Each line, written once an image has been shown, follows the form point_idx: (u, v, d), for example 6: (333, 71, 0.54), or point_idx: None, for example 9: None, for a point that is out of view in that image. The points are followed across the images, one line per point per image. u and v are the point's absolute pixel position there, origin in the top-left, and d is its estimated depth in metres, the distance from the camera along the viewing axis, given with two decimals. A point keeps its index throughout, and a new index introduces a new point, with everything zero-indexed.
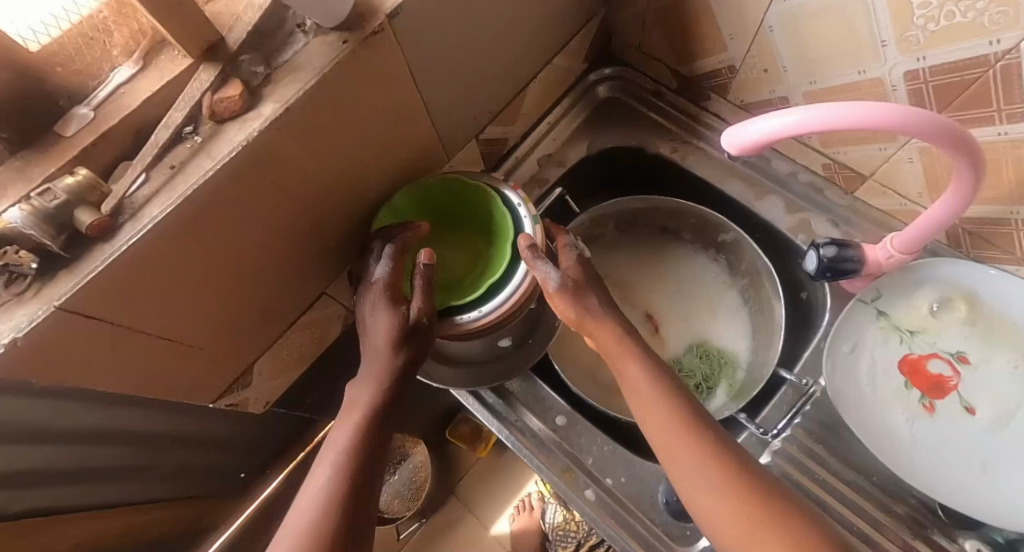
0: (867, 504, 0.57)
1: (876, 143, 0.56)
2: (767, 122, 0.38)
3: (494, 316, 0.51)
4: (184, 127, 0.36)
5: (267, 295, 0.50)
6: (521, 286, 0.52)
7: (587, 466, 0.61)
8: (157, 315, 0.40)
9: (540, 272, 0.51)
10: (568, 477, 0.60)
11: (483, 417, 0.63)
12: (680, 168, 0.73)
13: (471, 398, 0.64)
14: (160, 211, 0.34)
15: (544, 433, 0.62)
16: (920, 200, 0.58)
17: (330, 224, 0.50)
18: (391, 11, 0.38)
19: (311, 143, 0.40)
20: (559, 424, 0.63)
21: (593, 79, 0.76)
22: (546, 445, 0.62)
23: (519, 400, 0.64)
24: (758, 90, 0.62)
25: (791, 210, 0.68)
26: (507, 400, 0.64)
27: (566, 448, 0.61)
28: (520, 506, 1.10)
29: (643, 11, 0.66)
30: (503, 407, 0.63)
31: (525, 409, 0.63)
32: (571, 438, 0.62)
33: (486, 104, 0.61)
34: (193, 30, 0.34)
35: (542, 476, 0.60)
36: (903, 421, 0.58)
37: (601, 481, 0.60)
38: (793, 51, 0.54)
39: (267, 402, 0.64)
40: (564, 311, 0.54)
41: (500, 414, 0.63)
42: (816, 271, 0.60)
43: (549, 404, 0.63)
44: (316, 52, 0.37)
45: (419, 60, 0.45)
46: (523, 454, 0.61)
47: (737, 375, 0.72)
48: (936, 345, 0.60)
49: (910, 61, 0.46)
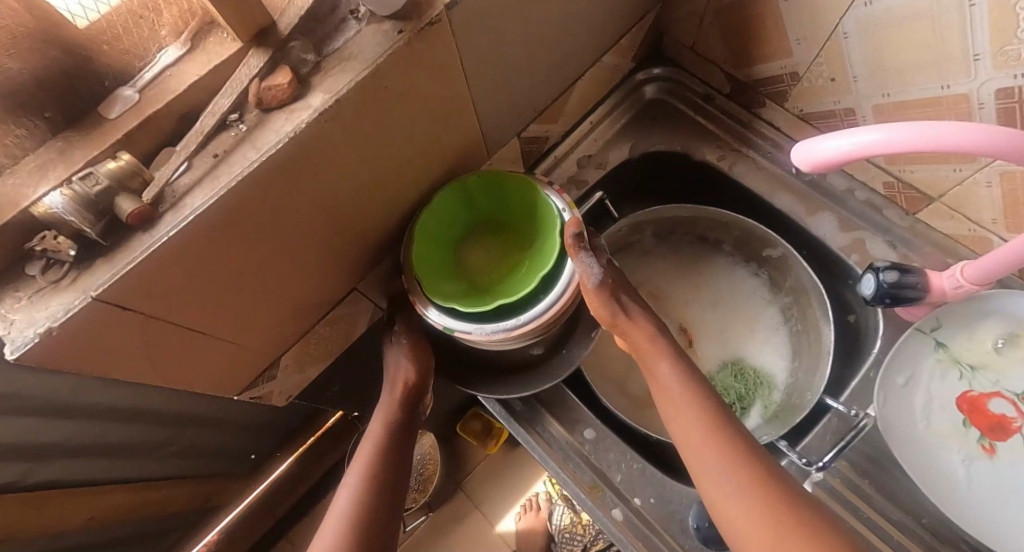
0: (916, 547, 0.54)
1: (951, 164, 0.52)
2: (844, 139, 0.36)
3: (535, 323, 0.49)
4: (229, 114, 0.35)
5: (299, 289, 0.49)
6: (562, 296, 0.49)
7: (615, 484, 0.58)
8: (192, 309, 0.39)
9: (582, 265, 0.50)
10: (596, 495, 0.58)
11: (509, 425, 0.61)
12: (727, 177, 0.70)
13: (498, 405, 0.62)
14: (203, 202, 0.32)
15: (571, 445, 0.60)
16: (993, 227, 0.54)
17: (368, 219, 0.48)
18: (449, 1, 0.36)
19: (357, 136, 0.39)
20: (586, 437, 0.61)
21: (641, 79, 0.73)
22: (573, 459, 0.59)
23: (547, 410, 0.62)
24: (822, 100, 0.58)
25: (844, 229, 0.65)
26: (535, 409, 0.62)
27: (593, 464, 0.59)
28: (526, 505, 1.08)
29: (702, 10, 0.62)
30: (530, 417, 0.61)
31: (552, 419, 0.61)
32: (599, 453, 0.60)
33: (532, 101, 0.58)
34: (246, 13, 0.32)
35: (567, 491, 0.58)
36: (959, 462, 0.55)
37: (629, 501, 0.58)
38: (868, 61, 0.50)
39: (290, 395, 0.63)
40: (598, 310, 0.54)
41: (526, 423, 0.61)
42: (872, 296, 0.56)
43: (577, 416, 0.61)
44: (369, 41, 0.36)
45: (472, 53, 0.43)
46: (549, 466, 0.59)
47: (774, 397, 0.69)
48: (1000, 383, 0.56)
49: (1005, 78, 0.42)
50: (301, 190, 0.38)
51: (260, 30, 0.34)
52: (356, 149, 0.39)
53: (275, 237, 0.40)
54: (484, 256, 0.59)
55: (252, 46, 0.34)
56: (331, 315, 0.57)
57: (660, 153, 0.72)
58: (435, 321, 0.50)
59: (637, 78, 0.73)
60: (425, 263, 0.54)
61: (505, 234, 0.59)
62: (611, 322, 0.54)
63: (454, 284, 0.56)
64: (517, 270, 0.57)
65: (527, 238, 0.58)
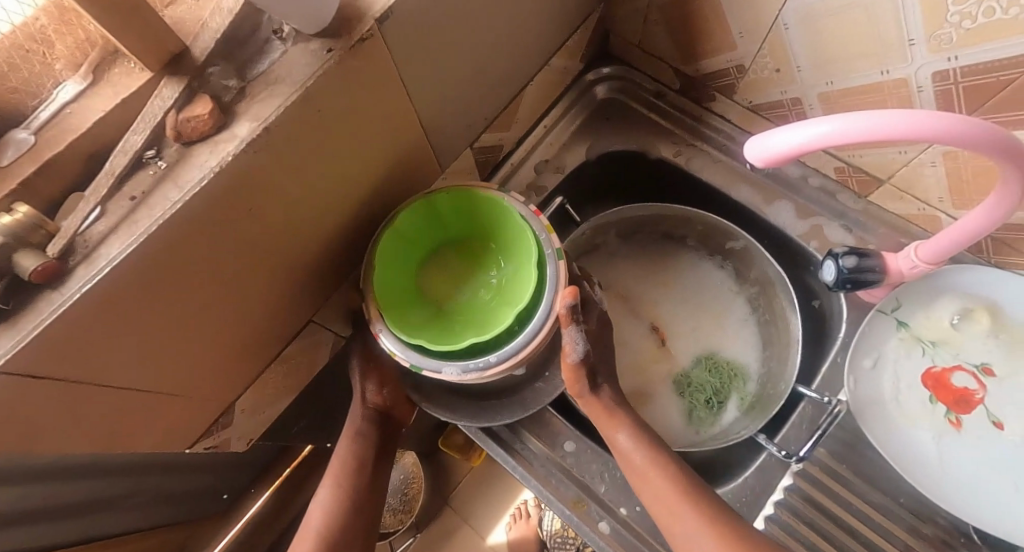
0: (896, 529, 0.54)
1: (895, 147, 0.53)
2: (796, 134, 0.35)
3: (506, 363, 0.47)
4: (145, 150, 0.32)
5: (245, 331, 0.46)
6: (539, 332, 0.47)
7: (600, 496, 0.57)
8: (122, 364, 0.36)
9: (566, 337, 0.50)
10: (578, 510, 0.56)
11: (487, 446, 0.59)
12: (685, 171, 0.70)
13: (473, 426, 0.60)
14: (119, 250, 0.30)
15: (552, 460, 0.59)
16: (941, 205, 0.55)
17: (316, 247, 0.46)
18: (380, 14, 0.34)
19: (292, 163, 0.36)
20: (567, 450, 0.59)
21: (591, 80, 0.73)
22: (554, 474, 0.58)
23: (524, 425, 0.60)
24: (768, 90, 0.59)
25: (801, 215, 0.65)
26: (512, 427, 0.60)
27: (575, 477, 0.58)
28: (516, 513, 1.05)
29: (644, 8, 0.62)
30: (508, 435, 0.59)
31: (530, 435, 0.60)
32: (581, 466, 0.58)
33: (481, 110, 0.57)
34: (154, 42, 0.29)
35: (551, 509, 0.57)
36: (929, 439, 0.56)
37: (615, 512, 0.56)
38: (809, 50, 0.51)
39: (250, 438, 0.60)
40: (569, 378, 0.54)
41: (505, 444, 0.59)
42: (834, 282, 0.56)
43: (555, 429, 0.60)
44: (296, 63, 0.33)
45: (410, 66, 0.41)
46: (531, 484, 0.57)
47: (749, 388, 0.69)
48: (960, 357, 0.57)
49: (940, 61, 0.43)
50: (235, 227, 0.35)
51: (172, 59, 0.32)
52: (293, 176, 0.37)
53: (210, 279, 0.37)
54: (455, 280, 0.57)
55: (163, 77, 0.32)
56: (287, 352, 0.54)
57: (619, 155, 0.72)
58: (401, 358, 0.48)
59: (586, 80, 0.72)
60: (387, 288, 0.52)
61: (477, 255, 0.58)
62: (574, 392, 0.55)
63: (421, 313, 0.54)
64: (490, 297, 0.55)
65: (500, 260, 0.56)
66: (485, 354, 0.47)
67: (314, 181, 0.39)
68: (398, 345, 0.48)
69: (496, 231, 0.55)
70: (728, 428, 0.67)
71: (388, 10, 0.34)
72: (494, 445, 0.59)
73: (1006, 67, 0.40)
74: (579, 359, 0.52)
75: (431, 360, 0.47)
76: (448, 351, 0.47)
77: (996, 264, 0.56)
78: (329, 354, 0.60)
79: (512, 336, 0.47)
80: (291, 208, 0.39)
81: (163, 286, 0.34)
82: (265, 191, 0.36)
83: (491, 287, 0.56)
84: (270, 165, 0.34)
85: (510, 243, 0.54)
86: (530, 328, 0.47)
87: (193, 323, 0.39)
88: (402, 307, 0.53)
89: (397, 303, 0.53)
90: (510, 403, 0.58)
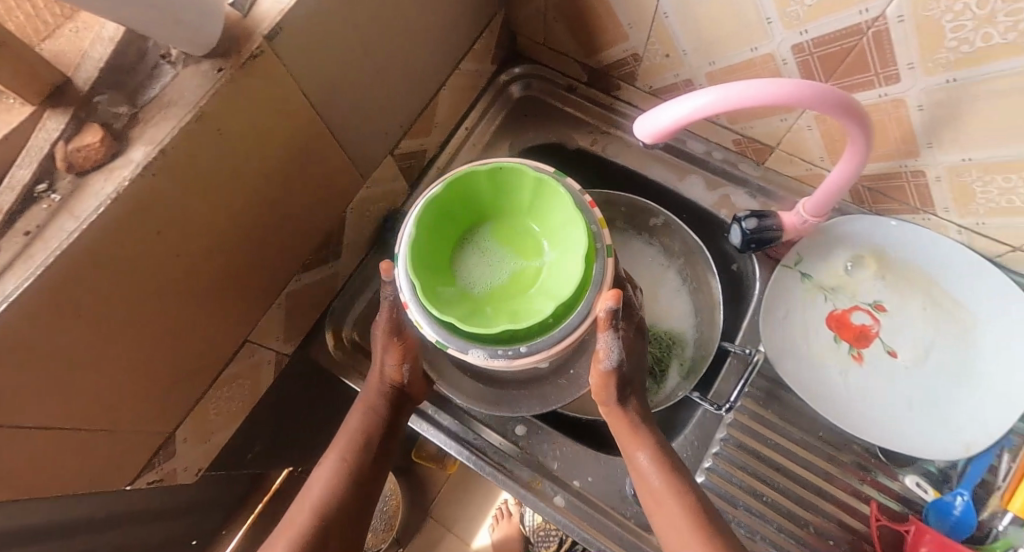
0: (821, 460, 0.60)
1: (777, 115, 0.58)
2: (674, 109, 0.39)
3: (525, 360, 0.47)
4: (35, 185, 0.31)
5: (170, 366, 0.45)
6: (580, 328, 0.47)
7: (554, 473, 0.60)
8: (37, 404, 0.35)
9: (602, 342, 0.49)
10: (533, 487, 0.58)
11: (441, 442, 0.60)
12: (603, 158, 0.74)
13: (425, 424, 0.61)
14: (17, 285, 0.29)
15: (505, 446, 0.61)
16: (824, 164, 0.61)
17: (236, 267, 0.46)
18: (267, 31, 0.35)
19: (196, 182, 0.37)
20: (519, 434, 0.62)
21: (504, 79, 0.76)
22: (509, 458, 0.60)
23: (475, 417, 0.62)
24: (660, 73, 0.63)
25: (711, 187, 0.70)
26: (462, 420, 0.62)
27: (529, 458, 0.60)
28: (498, 514, 1.07)
29: (541, 7, 0.65)
30: (460, 428, 0.61)
31: (482, 425, 0.62)
32: (533, 447, 0.61)
33: (395, 117, 0.58)
34: (30, 74, 0.29)
35: (508, 492, 0.59)
36: (837, 374, 0.61)
37: (569, 485, 0.59)
38: (689, 36, 0.55)
39: (199, 469, 0.59)
40: (598, 384, 0.53)
41: (454, 438, 0.61)
42: (741, 245, 0.61)
43: (506, 416, 0.62)
44: (187, 84, 0.34)
45: (311, 80, 0.42)
46: (485, 471, 0.59)
47: (687, 355, 0.70)
48: (856, 298, 0.63)
49: (795, 36, 0.48)
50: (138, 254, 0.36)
51: (49, 94, 0.31)
52: (195, 199, 0.37)
53: (115, 313, 0.37)
54: (485, 250, 0.55)
55: (48, 118, 0.32)
56: (223, 378, 0.53)
57: (536, 145, 0.75)
58: (427, 334, 0.48)
59: (498, 80, 0.75)
60: (422, 264, 0.51)
61: (515, 233, 0.55)
62: (601, 400, 0.54)
63: (452, 287, 0.52)
64: (518, 277, 0.54)
65: (539, 243, 0.54)
66: (515, 344, 0.47)
67: (217, 198, 0.39)
68: (424, 318, 0.48)
69: (547, 216, 0.53)
70: (670, 395, 0.67)
71: (275, 27, 0.35)
72: (447, 440, 0.61)
73: (847, 35, 0.46)
74: (611, 368, 0.51)
75: (453, 337, 0.47)
76: (477, 337, 0.46)
77: (876, 212, 0.62)
78: (271, 373, 0.60)
79: (533, 339, 0.47)
80: (199, 228, 0.39)
81: (65, 328, 0.33)
82: (164, 214, 0.36)
83: (522, 269, 0.54)
84: (167, 186, 0.34)
85: (557, 235, 0.53)
86: (557, 335, 0.46)
87: (105, 360, 0.38)
88: (433, 275, 0.51)
89: (428, 271, 0.51)
90: (524, 393, 0.60)
